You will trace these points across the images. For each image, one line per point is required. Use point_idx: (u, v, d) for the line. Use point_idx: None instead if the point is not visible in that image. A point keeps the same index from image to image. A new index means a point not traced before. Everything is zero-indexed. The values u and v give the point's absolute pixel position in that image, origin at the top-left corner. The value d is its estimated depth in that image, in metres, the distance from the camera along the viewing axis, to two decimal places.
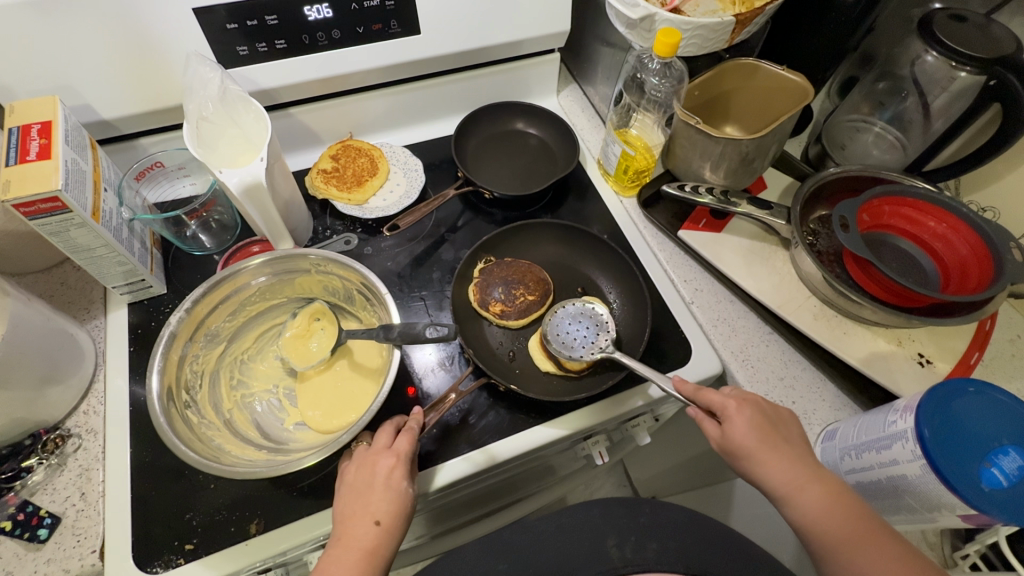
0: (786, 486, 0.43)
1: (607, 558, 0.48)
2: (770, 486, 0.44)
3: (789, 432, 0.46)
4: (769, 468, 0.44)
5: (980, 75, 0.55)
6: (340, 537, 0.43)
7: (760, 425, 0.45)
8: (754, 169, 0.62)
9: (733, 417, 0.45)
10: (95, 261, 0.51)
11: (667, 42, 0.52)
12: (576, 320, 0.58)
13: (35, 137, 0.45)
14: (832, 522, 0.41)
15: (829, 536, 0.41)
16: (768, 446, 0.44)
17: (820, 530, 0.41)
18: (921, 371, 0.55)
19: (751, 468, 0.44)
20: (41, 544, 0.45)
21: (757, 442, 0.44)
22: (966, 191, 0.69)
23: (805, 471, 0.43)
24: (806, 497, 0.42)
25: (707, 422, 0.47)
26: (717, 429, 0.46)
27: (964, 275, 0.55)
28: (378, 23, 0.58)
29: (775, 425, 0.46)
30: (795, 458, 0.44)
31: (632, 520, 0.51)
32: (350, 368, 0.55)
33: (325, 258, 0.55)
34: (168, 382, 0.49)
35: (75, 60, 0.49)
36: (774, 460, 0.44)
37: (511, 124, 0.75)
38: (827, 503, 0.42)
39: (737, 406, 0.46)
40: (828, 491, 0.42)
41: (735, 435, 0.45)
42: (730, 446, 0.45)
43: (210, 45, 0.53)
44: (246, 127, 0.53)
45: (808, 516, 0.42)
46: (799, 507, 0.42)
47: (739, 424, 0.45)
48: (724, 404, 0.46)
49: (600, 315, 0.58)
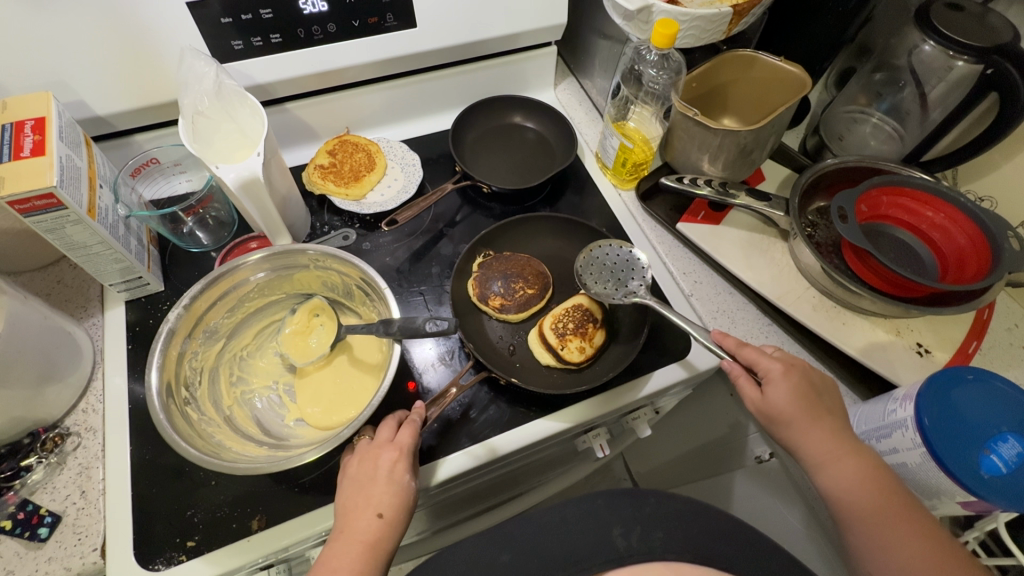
0: (821, 455, 0.44)
1: (612, 547, 0.48)
2: (804, 451, 0.45)
3: (831, 400, 0.46)
4: (808, 438, 0.45)
5: (977, 65, 0.55)
6: (342, 529, 0.42)
7: (802, 392, 0.45)
8: (752, 161, 0.62)
9: (776, 380, 0.45)
10: (92, 259, 0.51)
11: (664, 34, 0.52)
12: (608, 267, 0.60)
13: (29, 133, 0.44)
14: (861, 495, 0.42)
15: (855, 508, 0.42)
16: (809, 411, 0.45)
17: (847, 500, 0.43)
18: (920, 361, 0.55)
19: (789, 434, 0.45)
20: (42, 542, 0.45)
21: (800, 409, 0.45)
22: (963, 180, 0.69)
23: (844, 445, 0.44)
24: (840, 469, 0.43)
25: (744, 380, 0.47)
26: (755, 390, 0.47)
27: (961, 265, 0.55)
28: (374, 16, 0.58)
29: (819, 394, 0.46)
30: (833, 430, 0.45)
31: (637, 510, 0.51)
32: (350, 363, 0.55)
33: (323, 254, 0.55)
34: (167, 378, 0.49)
35: (68, 55, 0.49)
36: (813, 430, 0.45)
37: (509, 118, 0.75)
38: (860, 479, 0.43)
39: (782, 371, 0.46)
40: (862, 466, 0.43)
41: (776, 401, 0.45)
42: (769, 409, 0.46)
43: (205, 39, 0.52)
44: (243, 124, 0.53)
45: (838, 486, 0.43)
46: (831, 476, 0.43)
47: (782, 388, 0.45)
48: (770, 368, 0.46)
49: (640, 263, 0.60)
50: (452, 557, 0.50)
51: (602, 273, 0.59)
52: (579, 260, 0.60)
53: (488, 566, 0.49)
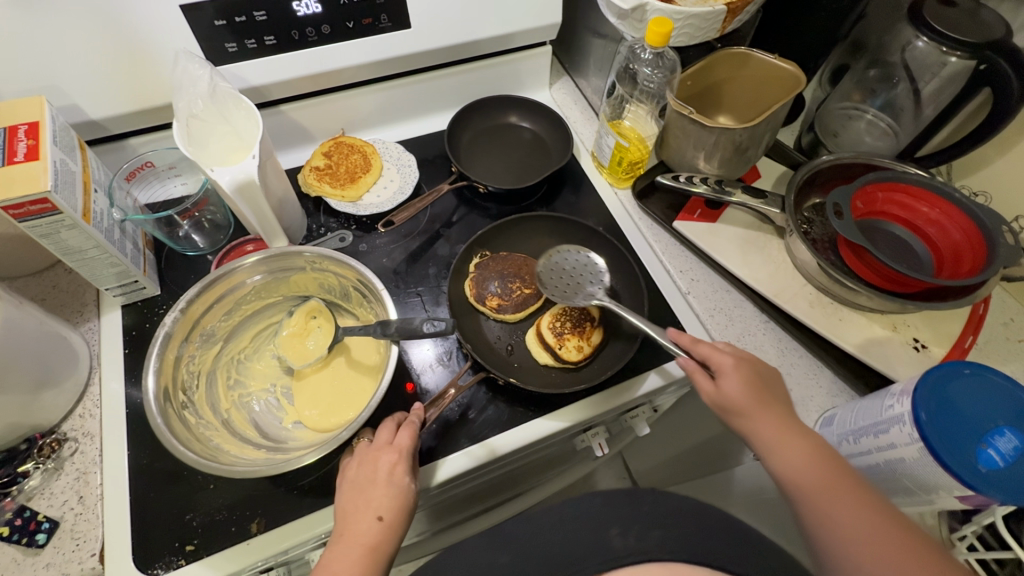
0: (771, 441, 0.44)
1: (609, 547, 0.48)
2: (756, 439, 0.45)
3: (779, 392, 0.47)
4: (761, 426, 0.45)
5: (970, 60, 0.55)
6: (342, 533, 0.42)
7: (755, 384, 0.46)
8: (747, 158, 0.62)
9: (728, 372, 0.46)
10: (88, 263, 0.51)
11: (659, 32, 0.52)
12: (568, 270, 0.60)
13: (22, 137, 0.44)
14: (812, 474, 0.42)
15: (806, 489, 0.42)
16: (760, 400, 0.45)
17: (799, 483, 0.43)
18: (916, 356, 0.55)
19: (743, 425, 0.46)
20: (40, 548, 0.45)
21: (751, 399, 0.45)
22: (957, 176, 0.69)
23: (793, 431, 0.45)
24: (790, 453, 0.44)
25: (700, 375, 0.48)
26: (710, 383, 0.47)
27: (957, 260, 0.55)
28: (368, 18, 0.58)
29: (768, 385, 0.47)
30: (784, 418, 0.45)
31: (634, 510, 0.51)
32: (348, 365, 0.55)
33: (319, 256, 0.54)
34: (164, 382, 0.49)
35: (62, 59, 0.48)
36: (764, 417, 0.45)
37: (504, 118, 0.75)
38: (808, 459, 0.43)
39: (734, 363, 0.47)
40: (809, 448, 0.44)
41: (729, 392, 0.46)
42: (722, 401, 0.46)
43: (199, 42, 0.52)
44: (239, 126, 0.53)
45: (787, 468, 0.43)
46: (782, 460, 0.44)
47: (735, 380, 0.46)
48: (722, 360, 0.47)
49: (598, 267, 0.60)
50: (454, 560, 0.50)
51: (562, 276, 0.59)
52: (538, 264, 0.60)
53: (487, 567, 0.49)
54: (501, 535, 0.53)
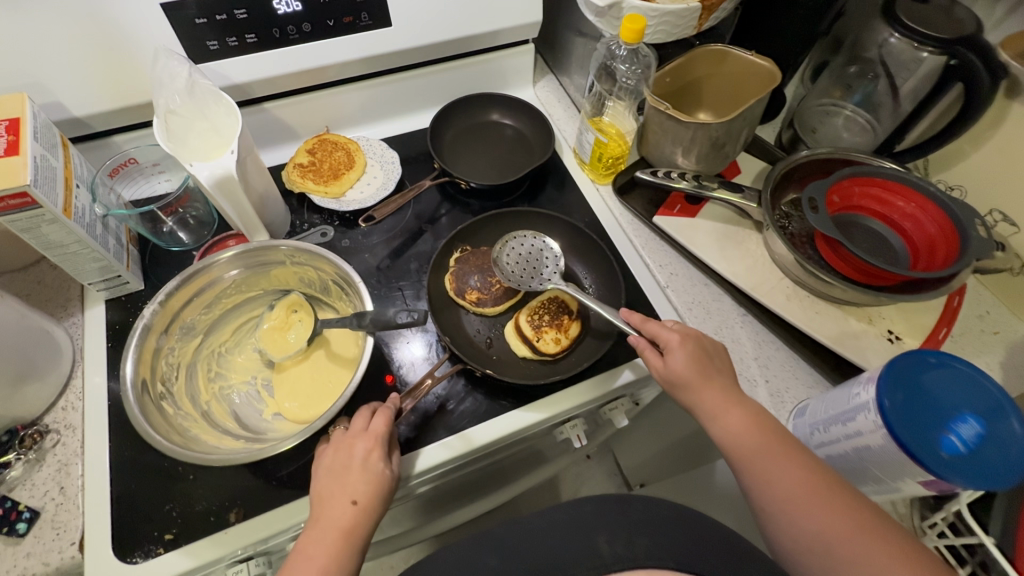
0: (712, 408, 0.47)
1: (597, 554, 0.44)
2: (699, 408, 0.47)
3: (721, 362, 0.50)
4: (705, 397, 0.47)
5: (941, 55, 0.56)
6: (317, 518, 0.43)
7: (699, 357, 0.48)
8: (725, 154, 0.63)
9: (675, 348, 0.49)
10: (70, 258, 0.51)
11: (633, 28, 0.53)
12: (524, 254, 0.62)
13: (3, 134, 0.45)
14: (750, 438, 0.45)
15: (745, 452, 0.45)
16: (704, 373, 0.48)
17: (739, 446, 0.45)
18: (890, 347, 0.56)
19: (688, 397, 0.48)
20: (21, 538, 0.45)
21: (695, 372, 0.48)
22: (934, 170, 0.70)
23: (733, 398, 0.47)
24: (728, 419, 0.46)
25: (649, 352, 0.50)
26: (659, 359, 0.50)
27: (932, 252, 0.56)
28: (349, 16, 0.58)
29: (712, 358, 0.49)
30: (724, 386, 0.48)
31: (623, 517, 0.48)
32: (327, 358, 0.56)
33: (296, 249, 0.55)
34: (142, 374, 0.49)
35: (44, 57, 0.49)
36: (707, 388, 0.47)
37: (487, 115, 0.76)
38: (746, 425, 0.46)
39: (680, 340, 0.49)
40: (747, 415, 0.46)
41: (675, 367, 0.48)
42: (670, 376, 0.49)
43: (180, 40, 0.53)
44: (217, 121, 0.53)
45: (728, 435, 0.46)
46: (720, 427, 0.46)
47: (681, 356, 0.48)
48: (669, 338, 0.49)
49: (552, 250, 0.63)
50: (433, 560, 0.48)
51: (519, 260, 0.62)
52: (495, 249, 0.62)
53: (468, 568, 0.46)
54: (485, 531, 0.50)
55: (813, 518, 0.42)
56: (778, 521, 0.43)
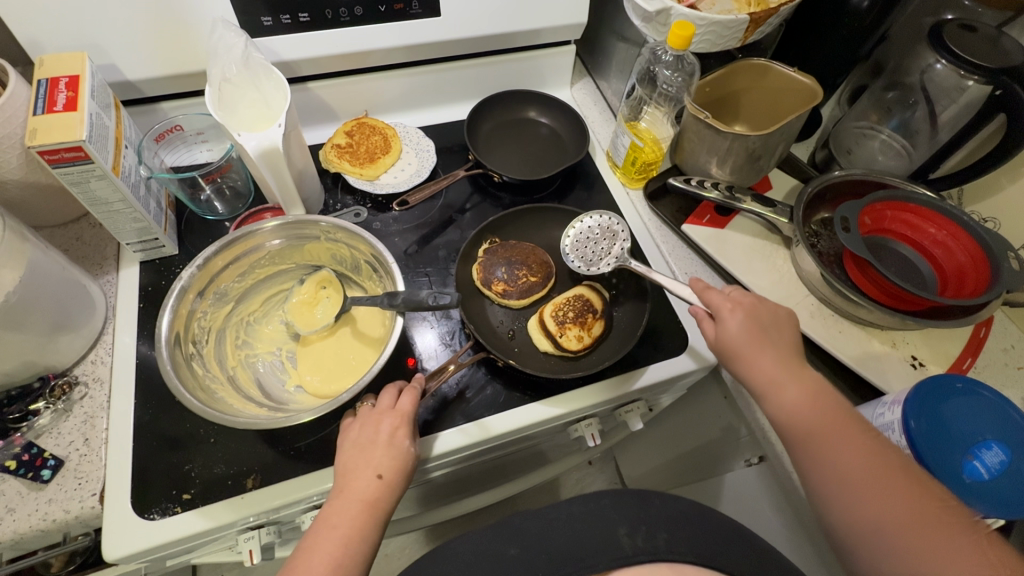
0: (766, 382, 0.45)
1: (617, 546, 0.42)
2: (751, 381, 0.46)
3: (782, 335, 0.47)
4: (760, 366, 0.45)
5: (986, 85, 0.56)
6: (341, 489, 0.43)
7: (754, 328, 0.47)
8: (760, 167, 0.63)
9: (729, 317, 0.47)
10: (112, 216, 0.52)
11: (681, 35, 0.53)
12: (589, 237, 0.63)
13: (63, 90, 0.46)
14: (806, 414, 0.43)
15: (798, 428, 0.44)
16: (757, 345, 0.46)
17: (795, 423, 0.44)
18: (913, 373, 0.56)
19: (741, 367, 0.47)
20: (44, 484, 0.46)
21: (750, 342, 0.46)
22: (968, 201, 0.70)
23: (789, 371, 0.45)
24: (783, 394, 0.44)
25: (705, 322, 0.49)
26: (712, 328, 0.49)
27: (960, 280, 0.56)
28: (400, 3, 0.60)
29: (770, 330, 0.47)
30: (780, 358, 0.46)
31: (642, 510, 0.45)
32: (353, 335, 0.57)
33: (335, 227, 0.56)
34: (176, 330, 0.50)
35: (106, 20, 0.51)
36: (762, 360, 0.46)
37: (524, 112, 0.76)
38: (802, 399, 0.44)
39: (733, 308, 0.48)
40: (806, 389, 0.44)
41: (729, 335, 0.47)
42: (723, 346, 0.47)
43: (237, 14, 0.54)
44: (267, 94, 0.55)
45: (783, 409, 0.44)
46: (774, 402, 0.45)
47: (735, 325, 0.47)
48: (720, 305, 0.48)
49: (620, 229, 0.63)
50: (441, 548, 0.46)
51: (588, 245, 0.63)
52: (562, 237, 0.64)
53: (474, 552, 0.44)
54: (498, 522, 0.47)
55: (871, 501, 0.39)
56: (833, 503, 0.41)
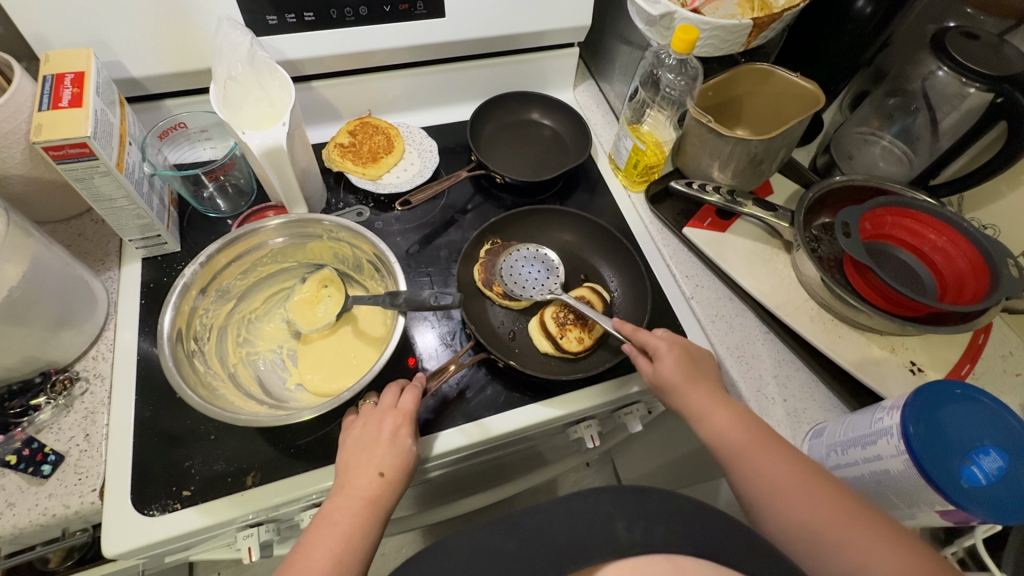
0: (698, 410, 0.48)
1: (613, 540, 0.41)
2: (686, 411, 0.49)
3: (704, 367, 0.51)
4: (691, 398, 0.48)
5: (988, 93, 0.56)
6: (343, 486, 0.43)
7: (685, 363, 0.50)
8: (761, 172, 0.63)
9: (664, 355, 0.50)
10: (115, 213, 0.53)
11: (685, 39, 0.53)
12: (527, 264, 0.62)
13: (69, 86, 0.46)
14: (736, 437, 0.46)
15: (729, 449, 0.46)
16: (689, 378, 0.49)
17: (729, 446, 0.46)
18: (911, 378, 0.56)
19: (677, 400, 0.49)
20: (44, 479, 0.46)
21: (682, 376, 0.49)
22: (968, 208, 0.70)
23: (715, 399, 0.48)
24: (715, 420, 0.47)
25: (641, 359, 0.52)
26: (649, 366, 0.51)
27: (960, 287, 0.56)
28: (405, 3, 0.60)
29: (698, 364, 0.51)
30: (707, 387, 0.49)
31: (640, 505, 0.44)
32: (354, 334, 0.57)
33: (338, 226, 0.56)
34: (178, 327, 0.51)
35: (112, 17, 0.51)
36: (693, 390, 0.49)
37: (527, 114, 0.76)
38: (731, 423, 0.47)
39: (667, 347, 0.51)
40: (734, 415, 0.48)
41: (664, 371, 0.50)
42: (659, 381, 0.50)
43: (242, 13, 0.54)
44: (272, 94, 0.55)
45: (716, 434, 0.47)
46: (708, 429, 0.48)
47: (669, 361, 0.50)
48: (657, 345, 0.51)
49: (551, 261, 0.63)
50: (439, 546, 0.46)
51: (518, 273, 0.61)
52: (498, 260, 0.62)
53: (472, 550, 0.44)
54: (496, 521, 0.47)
55: (803, 510, 0.42)
56: (767, 516, 0.44)
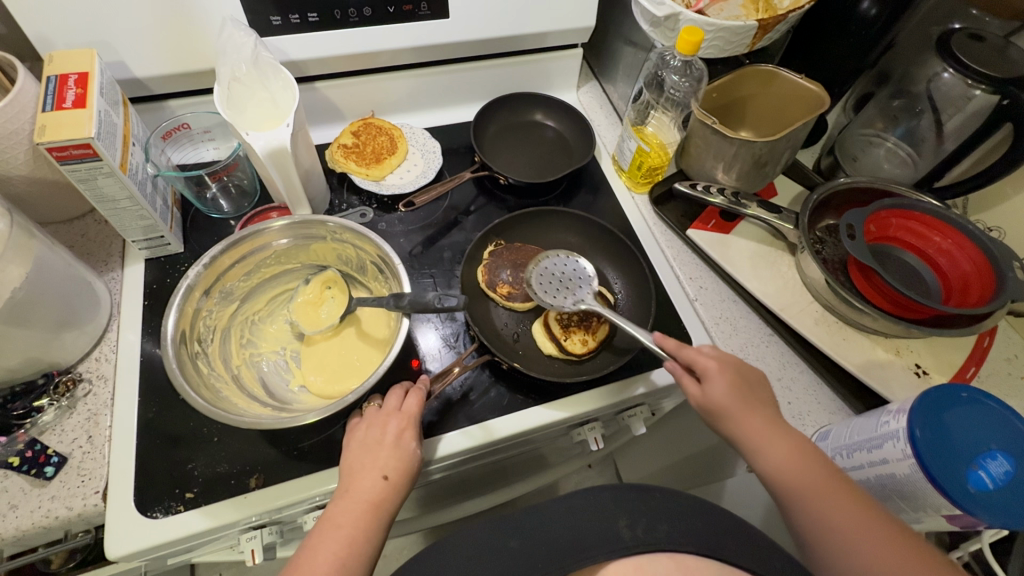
0: (753, 439, 0.45)
1: (618, 538, 0.42)
2: (739, 439, 0.46)
3: (758, 388, 0.48)
4: (745, 424, 0.45)
5: (994, 95, 0.56)
6: (346, 489, 0.43)
7: (738, 385, 0.46)
8: (766, 174, 0.63)
9: (714, 376, 0.46)
10: (118, 213, 0.52)
11: (690, 40, 0.53)
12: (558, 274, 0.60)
13: (73, 86, 0.46)
14: (794, 468, 0.43)
15: (787, 482, 0.43)
16: (743, 403, 0.46)
17: (787, 479, 0.43)
18: (916, 381, 0.56)
19: (728, 426, 0.46)
20: (47, 481, 0.46)
21: (736, 400, 0.46)
22: (973, 210, 0.70)
23: (772, 426, 0.45)
24: (772, 450, 0.44)
25: (686, 379, 0.48)
26: (696, 386, 0.48)
27: (965, 290, 0.56)
28: (409, 5, 0.60)
29: (751, 385, 0.47)
30: (762, 413, 0.46)
31: (643, 504, 0.45)
32: (358, 336, 0.57)
33: (342, 227, 0.56)
34: (182, 329, 0.50)
35: (116, 17, 0.51)
36: (747, 416, 0.45)
37: (530, 115, 0.76)
38: (790, 454, 0.44)
39: (718, 367, 0.47)
40: (792, 444, 0.44)
41: (716, 394, 0.46)
42: (708, 405, 0.47)
43: (246, 13, 0.54)
44: (276, 93, 0.54)
45: (773, 465, 0.44)
46: (763, 458, 0.44)
47: (720, 383, 0.46)
48: (706, 364, 0.47)
49: (584, 271, 0.61)
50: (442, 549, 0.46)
51: (550, 283, 0.60)
52: (528, 270, 0.60)
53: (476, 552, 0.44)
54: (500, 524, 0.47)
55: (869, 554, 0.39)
56: (830, 560, 0.41)
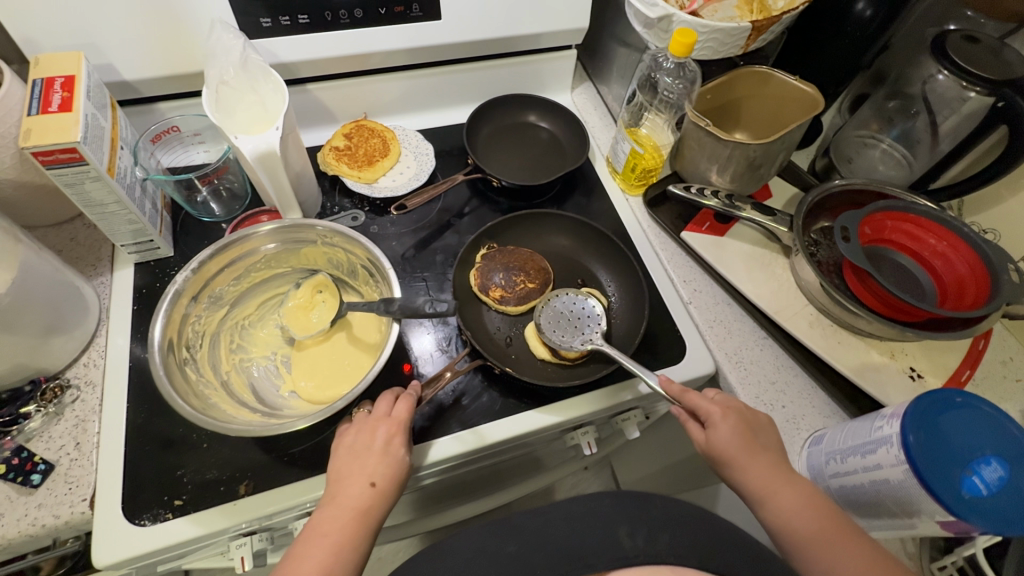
0: (760, 489, 0.44)
1: (618, 546, 0.42)
2: (746, 489, 0.45)
3: (767, 436, 0.47)
4: (751, 473, 0.45)
5: (988, 97, 0.56)
6: (333, 496, 0.43)
7: (742, 432, 0.46)
8: (760, 176, 0.62)
9: (718, 423, 0.46)
10: (106, 217, 0.52)
11: (683, 42, 0.53)
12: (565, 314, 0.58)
13: (58, 90, 0.46)
14: (804, 522, 0.42)
15: (798, 536, 0.42)
16: (749, 452, 0.45)
17: (796, 533, 0.42)
18: (911, 385, 0.55)
19: (735, 474, 0.45)
20: (34, 489, 0.46)
21: (740, 448, 0.45)
22: (968, 212, 0.70)
23: (779, 475, 0.44)
24: (779, 500, 0.43)
25: (691, 424, 0.48)
26: (700, 432, 0.48)
27: (960, 293, 0.55)
28: (400, 6, 0.59)
29: (758, 433, 0.46)
30: (770, 460, 0.45)
31: (645, 513, 0.45)
32: (348, 341, 0.56)
33: (331, 231, 0.56)
34: (170, 336, 0.50)
35: (103, 20, 0.50)
36: (754, 465, 0.45)
37: (524, 117, 0.76)
38: (799, 506, 0.43)
39: (721, 413, 0.47)
40: (801, 494, 0.43)
41: (718, 442, 0.46)
42: (713, 452, 0.46)
43: (235, 15, 0.54)
44: (265, 97, 0.54)
45: (782, 518, 0.43)
46: (771, 509, 0.43)
47: (724, 431, 0.46)
48: (709, 411, 0.47)
49: (593, 310, 0.58)
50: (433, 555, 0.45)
51: (559, 322, 0.57)
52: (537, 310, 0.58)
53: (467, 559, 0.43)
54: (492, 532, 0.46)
55: None
56: None
